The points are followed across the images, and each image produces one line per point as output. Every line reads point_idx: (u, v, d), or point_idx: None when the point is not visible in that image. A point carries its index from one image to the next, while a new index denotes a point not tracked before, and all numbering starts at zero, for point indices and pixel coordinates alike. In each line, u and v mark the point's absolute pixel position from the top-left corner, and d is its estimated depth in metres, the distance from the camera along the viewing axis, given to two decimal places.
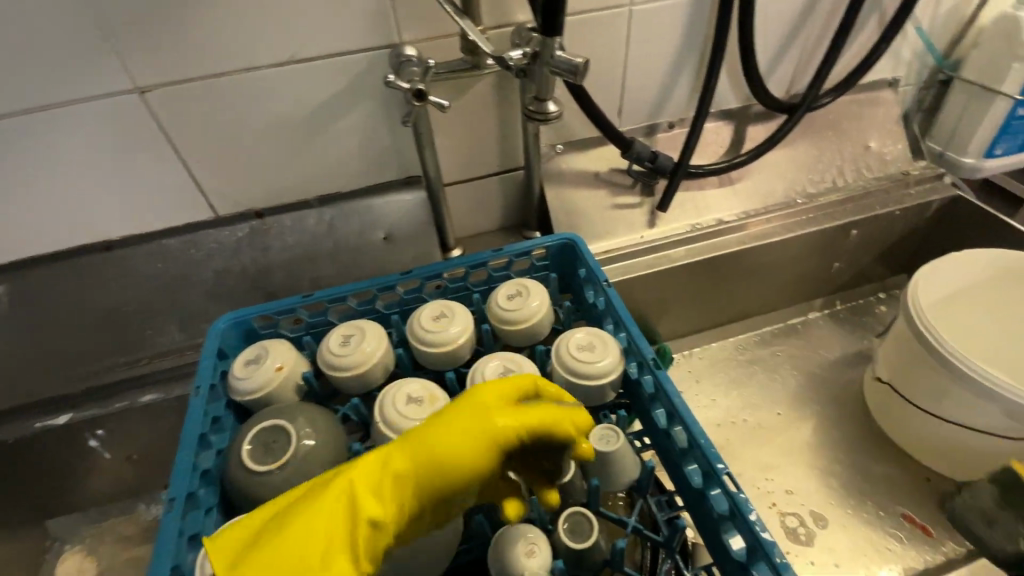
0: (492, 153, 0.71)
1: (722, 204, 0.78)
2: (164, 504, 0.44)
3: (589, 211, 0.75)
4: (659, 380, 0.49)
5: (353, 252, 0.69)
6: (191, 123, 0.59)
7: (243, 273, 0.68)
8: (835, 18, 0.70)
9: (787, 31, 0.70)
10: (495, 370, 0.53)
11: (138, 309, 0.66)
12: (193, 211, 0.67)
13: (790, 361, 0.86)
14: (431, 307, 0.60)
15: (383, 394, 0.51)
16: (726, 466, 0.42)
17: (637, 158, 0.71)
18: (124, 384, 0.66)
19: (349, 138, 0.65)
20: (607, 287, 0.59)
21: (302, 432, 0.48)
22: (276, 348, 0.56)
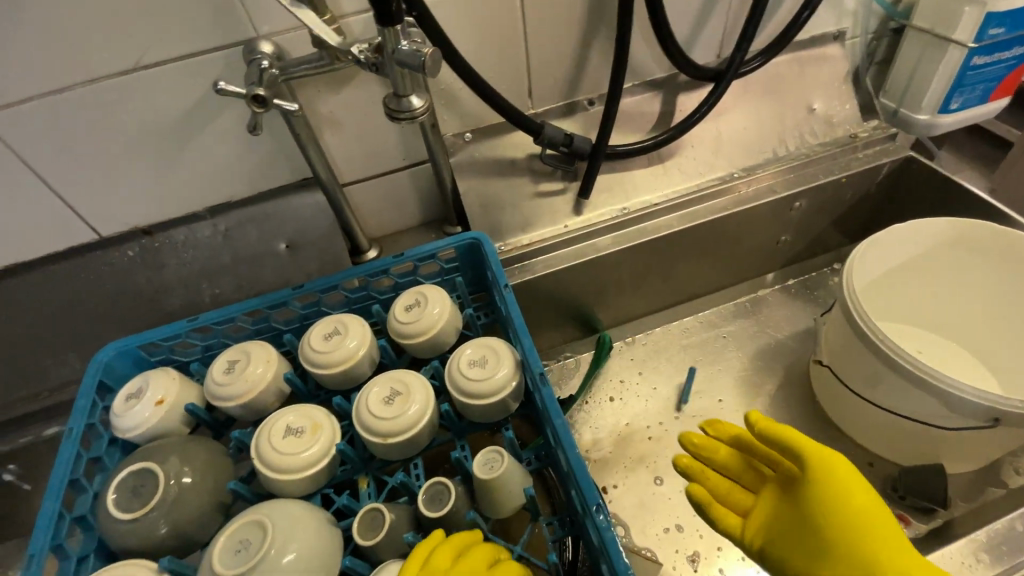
0: (394, 146, 0.66)
1: (652, 184, 0.73)
2: (21, 561, 0.42)
3: (507, 201, 0.70)
4: (545, 399, 0.46)
5: (254, 265, 0.66)
6: (45, 144, 0.54)
7: (138, 294, 0.64)
8: None
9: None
10: (378, 395, 0.50)
11: (31, 341, 0.63)
12: (73, 234, 0.62)
13: (736, 342, 0.82)
14: (324, 324, 0.56)
15: (260, 430, 0.48)
16: (598, 499, 0.39)
17: (550, 143, 0.65)
18: (23, 418, 0.63)
19: (227, 143, 0.60)
20: (505, 291, 0.55)
21: (173, 474, 0.46)
22: (157, 380, 0.53)
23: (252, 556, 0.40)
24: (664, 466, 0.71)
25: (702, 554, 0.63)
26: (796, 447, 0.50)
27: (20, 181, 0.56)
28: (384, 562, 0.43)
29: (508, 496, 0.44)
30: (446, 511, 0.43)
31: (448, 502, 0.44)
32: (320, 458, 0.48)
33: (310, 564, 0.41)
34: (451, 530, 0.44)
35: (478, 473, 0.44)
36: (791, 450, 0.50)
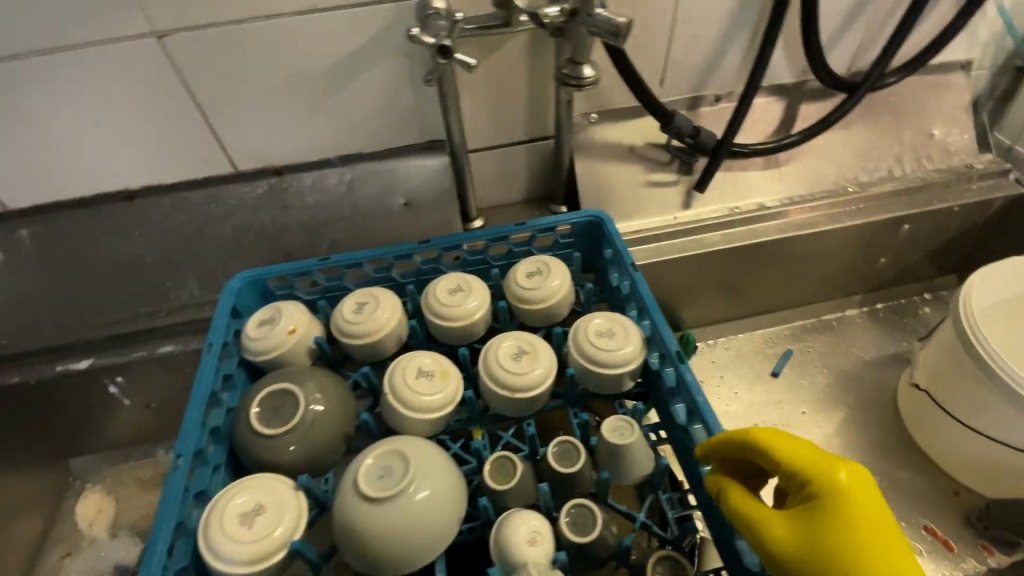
0: (521, 118, 0.67)
1: (764, 187, 0.73)
2: (171, 460, 0.44)
3: (621, 186, 0.70)
4: (681, 373, 0.46)
5: (372, 217, 0.68)
6: (210, 73, 0.57)
7: (261, 231, 0.67)
8: None
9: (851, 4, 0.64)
10: (509, 349, 0.51)
11: (158, 262, 0.66)
12: (211, 165, 0.65)
13: (819, 358, 0.81)
14: (448, 279, 0.58)
15: (394, 364, 0.51)
16: (747, 472, 0.40)
17: (677, 133, 0.65)
18: (141, 334, 0.66)
19: (371, 95, 0.62)
20: (632, 270, 0.54)
21: (310, 398, 0.48)
22: (288, 311, 0.55)
23: (396, 482, 0.42)
24: None
25: None
26: (776, 452, 0.39)
27: (178, 107, 0.59)
28: (511, 509, 0.44)
29: (635, 462, 0.45)
30: (575, 468, 0.44)
31: (577, 460, 0.44)
32: (445, 404, 0.49)
33: (445, 499, 0.43)
34: (576, 490, 0.45)
35: (608, 437, 0.45)
36: (783, 458, 0.39)
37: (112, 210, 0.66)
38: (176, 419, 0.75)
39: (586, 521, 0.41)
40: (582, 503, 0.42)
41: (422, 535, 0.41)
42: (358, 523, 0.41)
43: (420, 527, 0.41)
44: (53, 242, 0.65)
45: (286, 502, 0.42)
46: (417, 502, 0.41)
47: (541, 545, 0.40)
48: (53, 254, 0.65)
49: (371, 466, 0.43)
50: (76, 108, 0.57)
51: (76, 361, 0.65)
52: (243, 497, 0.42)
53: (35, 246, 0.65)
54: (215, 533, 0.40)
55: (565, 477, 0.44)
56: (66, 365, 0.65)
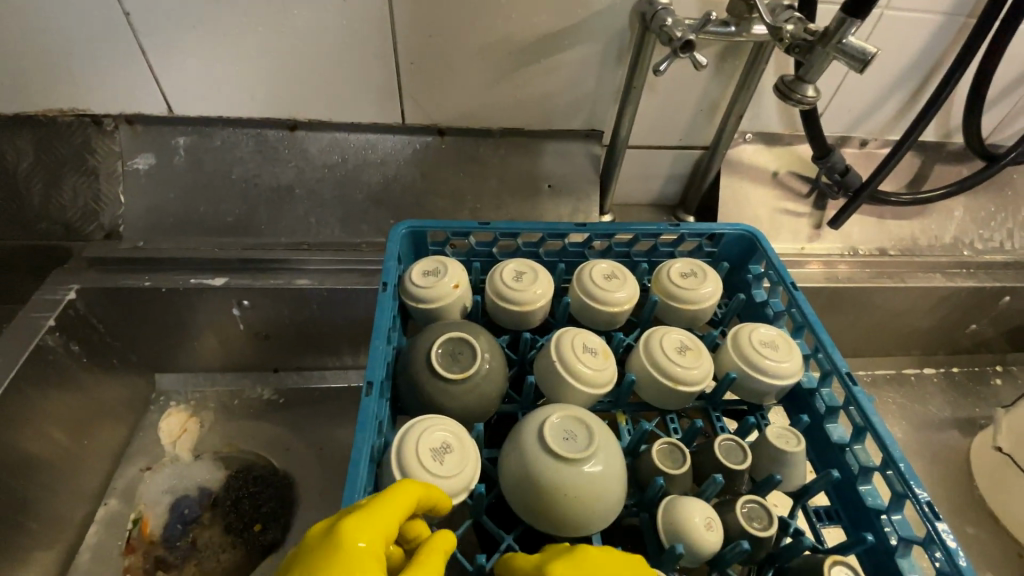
0: (680, 126, 0.69)
1: (886, 236, 0.75)
2: (364, 385, 0.44)
3: (758, 208, 0.72)
4: (850, 394, 0.47)
5: (518, 192, 0.70)
6: (417, 23, 0.58)
7: (411, 185, 0.68)
8: None
9: (1009, 81, 0.68)
10: (674, 341, 0.52)
11: (307, 196, 0.66)
12: (380, 111, 0.66)
13: (896, 408, 0.84)
14: (603, 264, 0.59)
15: (562, 335, 0.52)
16: (926, 493, 0.41)
17: (829, 168, 0.68)
18: (276, 263, 0.66)
19: (554, 74, 0.63)
20: (794, 289, 0.56)
21: (485, 352, 0.49)
22: (454, 268, 0.55)
23: (585, 448, 0.43)
24: None
25: None
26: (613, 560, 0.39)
27: (375, 49, 0.60)
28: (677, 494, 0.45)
29: (795, 470, 0.46)
30: (741, 465, 0.45)
31: (743, 458, 0.46)
32: (604, 383, 0.50)
33: (617, 471, 0.45)
34: (736, 486, 0.46)
35: (773, 441, 0.46)
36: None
37: (270, 136, 0.66)
38: (275, 352, 0.75)
39: (759, 517, 0.43)
40: (753, 499, 0.44)
41: (599, 497, 0.43)
42: (543, 480, 0.42)
43: (599, 496, 0.43)
44: (207, 156, 0.65)
45: (470, 446, 0.43)
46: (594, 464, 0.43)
47: (716, 531, 0.41)
48: (205, 168, 0.65)
49: (551, 421, 0.44)
50: (279, 30, 0.58)
51: (210, 278, 0.65)
52: (433, 432, 0.42)
53: (188, 156, 0.65)
54: (410, 464, 0.41)
55: (730, 472, 0.46)
56: (198, 279, 0.65)
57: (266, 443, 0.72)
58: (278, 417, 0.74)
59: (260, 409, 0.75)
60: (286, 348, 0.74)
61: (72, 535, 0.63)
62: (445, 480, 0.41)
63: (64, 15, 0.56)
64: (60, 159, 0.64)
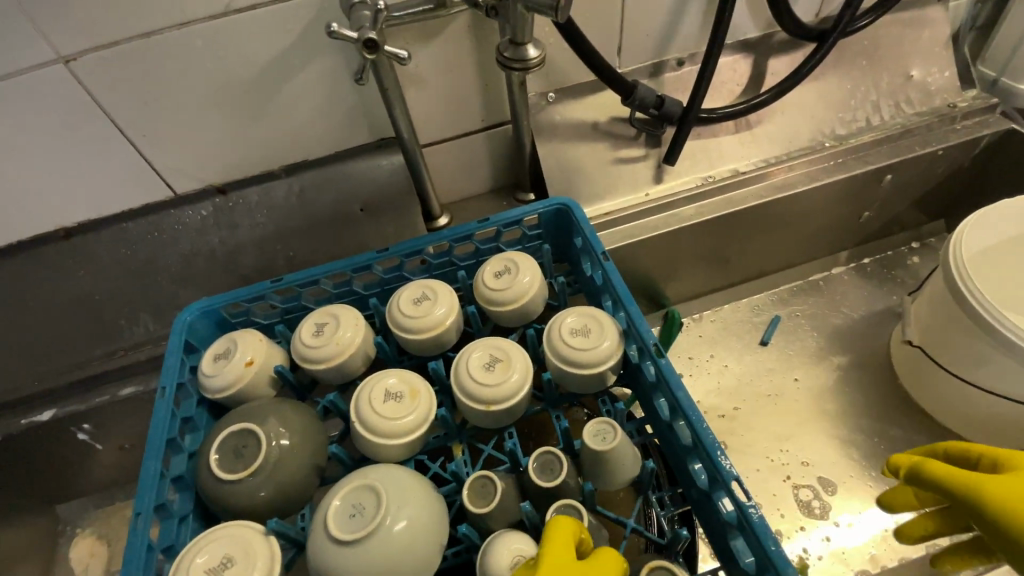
0: (474, 106, 0.63)
1: (738, 152, 0.69)
2: (128, 521, 0.41)
3: (588, 167, 0.66)
4: (662, 369, 0.43)
5: (330, 227, 0.65)
6: (126, 93, 0.52)
7: (212, 255, 0.63)
8: None
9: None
10: (479, 359, 0.48)
11: (107, 299, 0.62)
12: (149, 191, 0.61)
13: (810, 321, 0.79)
14: (411, 288, 0.55)
15: (359, 390, 0.48)
16: (735, 471, 0.37)
17: (640, 105, 0.62)
18: (98, 378, 0.62)
19: (309, 97, 0.58)
20: (605, 260, 0.51)
21: (274, 433, 0.45)
22: (245, 341, 0.52)
23: (369, 522, 0.39)
24: (737, 446, 0.69)
25: (784, 532, 0.62)
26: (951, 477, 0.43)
27: (100, 132, 0.54)
28: (497, 531, 0.41)
29: (620, 466, 0.43)
30: (558, 480, 0.42)
31: (559, 472, 0.42)
32: (418, 425, 0.47)
33: (426, 526, 0.41)
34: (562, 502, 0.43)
35: (590, 443, 0.42)
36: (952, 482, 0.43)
37: (47, 250, 0.61)
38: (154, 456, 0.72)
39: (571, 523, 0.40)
40: (569, 504, 0.41)
41: (395, 570, 0.39)
42: (327, 562, 0.39)
43: (394, 569, 0.39)
44: None
45: (256, 550, 0.40)
46: (389, 535, 0.39)
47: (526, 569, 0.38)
48: None
49: (338, 495, 0.41)
50: None
51: (37, 413, 0.62)
52: (209, 550, 0.40)
53: None
54: None
55: (548, 491, 0.42)
56: (27, 419, 0.61)
57: None
58: None
59: None
60: None
61: None
62: None
63: None
64: None
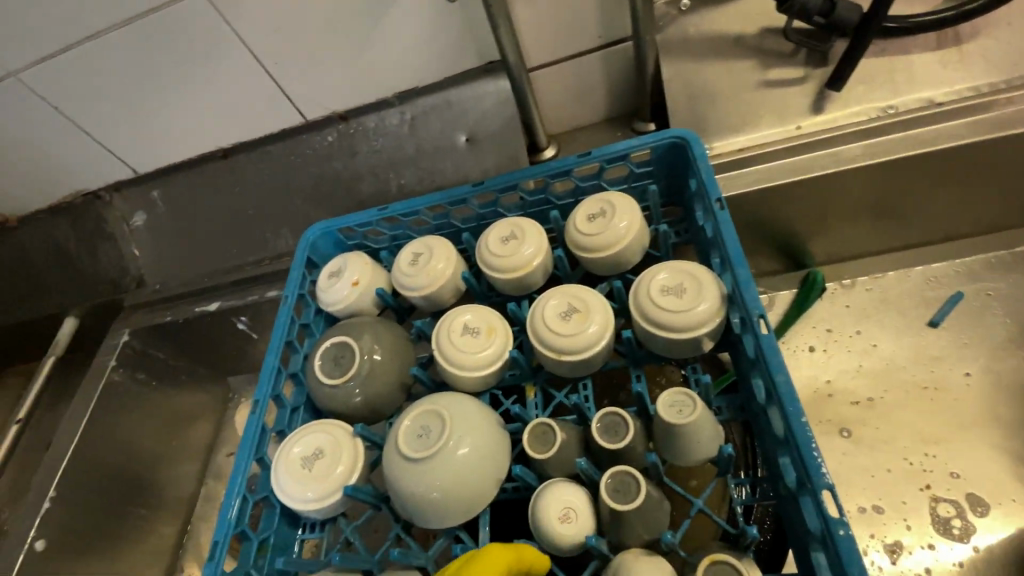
0: (590, 21, 0.56)
1: (936, 73, 0.53)
2: (250, 404, 0.49)
3: (720, 94, 0.56)
4: (762, 345, 0.37)
5: (436, 156, 0.65)
6: (259, 21, 0.57)
7: (336, 180, 0.68)
8: None
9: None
10: (558, 306, 0.46)
11: (256, 214, 0.72)
12: (285, 116, 0.67)
13: (1010, 303, 0.61)
14: (502, 225, 0.53)
15: (441, 321, 0.49)
16: (829, 480, 0.31)
17: (800, 11, 0.48)
18: (250, 280, 0.73)
19: (418, 18, 0.56)
20: (718, 209, 0.44)
21: (366, 349, 0.50)
22: (353, 262, 0.57)
23: (433, 444, 0.42)
24: (869, 439, 0.58)
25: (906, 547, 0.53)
26: None
27: (241, 59, 0.60)
28: (552, 480, 0.41)
29: (697, 444, 0.38)
30: (622, 444, 0.40)
31: (625, 437, 0.40)
32: (492, 362, 0.47)
33: (484, 462, 0.42)
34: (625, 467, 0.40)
35: (663, 413, 0.39)
36: None
37: (214, 168, 0.72)
38: None
39: (630, 488, 0.37)
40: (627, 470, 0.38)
41: (451, 493, 0.41)
42: (394, 472, 0.42)
43: (451, 492, 0.41)
44: (177, 200, 0.74)
45: (343, 449, 0.45)
46: (449, 461, 0.41)
47: (573, 523, 0.38)
48: (177, 211, 0.75)
49: (410, 415, 0.44)
50: (163, 75, 0.62)
51: (206, 304, 0.75)
52: (307, 441, 0.46)
53: (164, 205, 0.75)
54: (283, 472, 0.45)
55: (610, 453, 0.40)
56: (200, 307, 0.75)
57: None
58: None
59: None
60: None
61: (180, 511, 0.80)
62: (314, 484, 0.44)
63: (22, 122, 0.67)
64: (88, 231, 0.78)
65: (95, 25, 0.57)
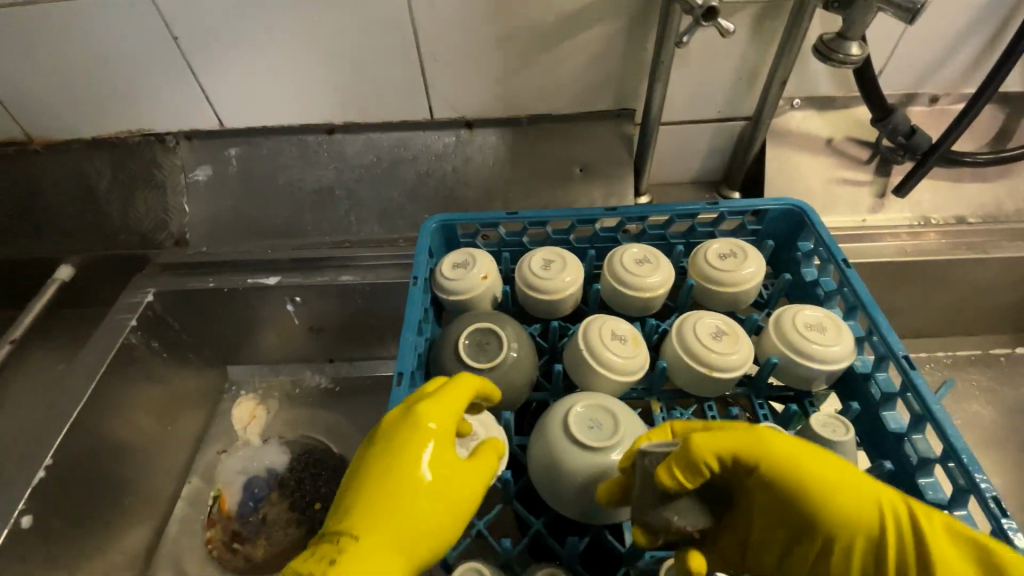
0: (720, 97, 0.65)
1: (966, 200, 0.68)
2: (395, 375, 0.47)
3: (809, 179, 0.67)
4: (907, 377, 0.44)
5: (550, 178, 0.69)
6: (438, 15, 0.58)
7: (444, 179, 0.69)
8: None
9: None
10: (709, 326, 0.50)
11: (347, 195, 0.70)
12: (412, 110, 0.67)
13: (985, 393, 0.75)
14: (634, 249, 0.57)
15: (587, 324, 0.51)
16: (993, 487, 0.37)
17: (891, 130, 0.62)
18: (323, 261, 0.69)
19: (584, 53, 0.62)
20: (846, 266, 0.52)
21: (511, 343, 0.49)
22: (482, 258, 0.57)
23: (611, 435, 0.43)
24: None
25: None
26: None
27: (403, 47, 0.61)
28: None
29: (844, 461, 0.43)
30: None
31: None
32: (635, 371, 0.49)
33: None
34: None
35: (818, 430, 0.44)
36: None
37: (311, 141, 0.70)
38: (330, 344, 0.79)
39: None
40: None
41: None
42: (566, 462, 0.42)
43: None
44: (256, 163, 0.70)
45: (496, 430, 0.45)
46: (627, 454, 0.42)
47: None
48: (253, 174, 0.70)
49: (580, 406, 0.44)
50: (310, 39, 0.61)
51: (264, 277, 0.69)
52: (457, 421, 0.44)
53: (238, 165, 0.70)
54: None
55: None
56: (254, 279, 0.69)
57: (323, 429, 0.76)
58: (334, 405, 0.78)
59: (315, 398, 0.79)
60: (339, 340, 0.78)
61: (160, 511, 0.69)
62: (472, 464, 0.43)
63: (126, 42, 0.61)
64: (130, 175, 0.70)
65: None
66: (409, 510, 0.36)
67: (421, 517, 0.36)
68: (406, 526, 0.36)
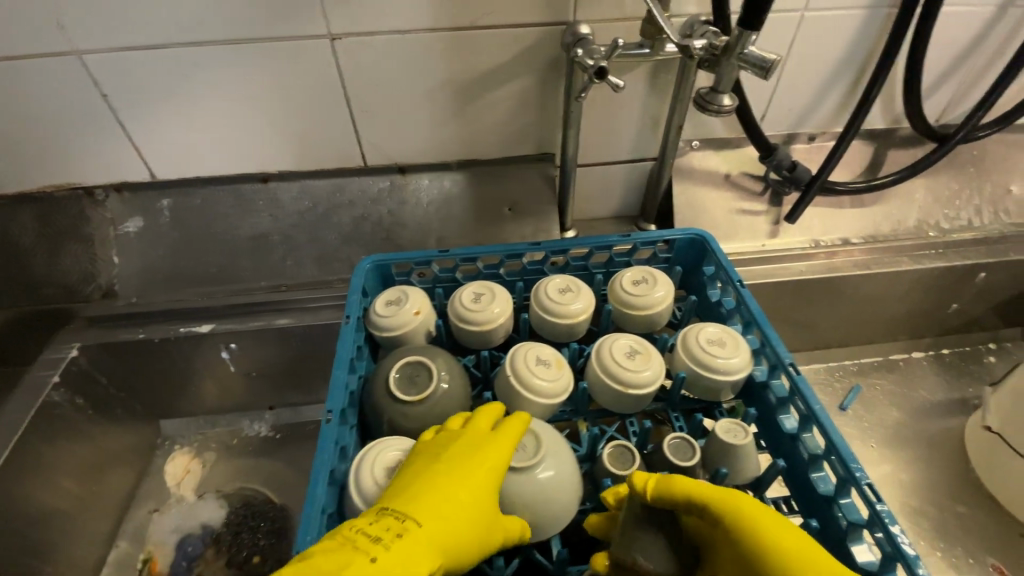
0: (629, 141, 0.72)
1: (848, 224, 0.77)
2: (324, 415, 0.48)
3: (713, 211, 0.74)
4: (795, 383, 0.49)
5: (480, 218, 0.73)
6: (365, 74, 0.63)
7: (379, 222, 0.72)
8: (1001, 59, 0.70)
9: (946, 65, 0.70)
10: (623, 346, 0.54)
11: (282, 240, 0.71)
12: (345, 158, 0.70)
13: (887, 396, 0.83)
14: (557, 279, 0.62)
15: (515, 352, 0.54)
16: (867, 475, 0.42)
17: (776, 165, 0.70)
18: (259, 306, 0.70)
19: (503, 105, 0.68)
20: (741, 287, 0.58)
21: (441, 374, 0.52)
22: (415, 294, 0.59)
23: (533, 455, 0.45)
24: None
25: None
26: None
27: (332, 101, 0.65)
28: None
29: (746, 464, 0.48)
30: (691, 463, 0.47)
31: (693, 457, 0.47)
32: (559, 393, 0.53)
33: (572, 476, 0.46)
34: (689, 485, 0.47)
35: (722, 437, 0.48)
36: None
37: (245, 189, 0.71)
38: (269, 389, 0.78)
39: None
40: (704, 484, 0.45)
41: (547, 508, 0.44)
42: None
43: (548, 502, 0.44)
44: (189, 213, 0.71)
45: None
46: (549, 472, 0.45)
47: None
48: (186, 223, 0.71)
49: (503, 429, 0.47)
50: (241, 96, 0.63)
51: (198, 325, 0.70)
52: (386, 454, 0.46)
53: (170, 216, 0.71)
54: (367, 483, 0.44)
55: (680, 470, 0.47)
56: (187, 328, 0.70)
57: (263, 478, 0.75)
58: (275, 451, 0.77)
59: (255, 446, 0.77)
60: (278, 384, 0.78)
61: None
62: None
63: (53, 100, 0.61)
64: (56, 230, 0.70)
65: (204, 35, 0.58)
66: (449, 511, 0.40)
67: (464, 511, 0.40)
68: (460, 522, 0.40)
